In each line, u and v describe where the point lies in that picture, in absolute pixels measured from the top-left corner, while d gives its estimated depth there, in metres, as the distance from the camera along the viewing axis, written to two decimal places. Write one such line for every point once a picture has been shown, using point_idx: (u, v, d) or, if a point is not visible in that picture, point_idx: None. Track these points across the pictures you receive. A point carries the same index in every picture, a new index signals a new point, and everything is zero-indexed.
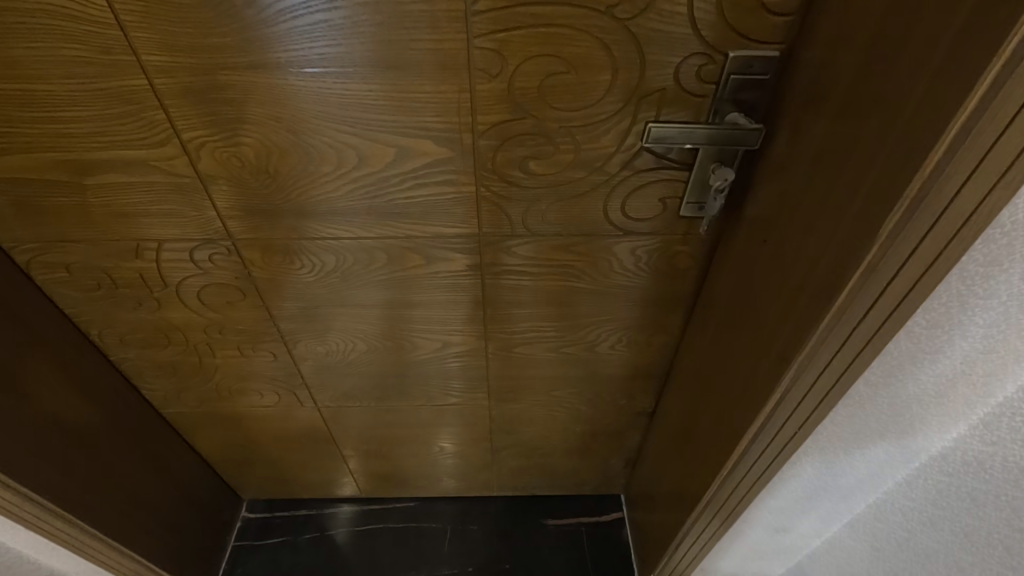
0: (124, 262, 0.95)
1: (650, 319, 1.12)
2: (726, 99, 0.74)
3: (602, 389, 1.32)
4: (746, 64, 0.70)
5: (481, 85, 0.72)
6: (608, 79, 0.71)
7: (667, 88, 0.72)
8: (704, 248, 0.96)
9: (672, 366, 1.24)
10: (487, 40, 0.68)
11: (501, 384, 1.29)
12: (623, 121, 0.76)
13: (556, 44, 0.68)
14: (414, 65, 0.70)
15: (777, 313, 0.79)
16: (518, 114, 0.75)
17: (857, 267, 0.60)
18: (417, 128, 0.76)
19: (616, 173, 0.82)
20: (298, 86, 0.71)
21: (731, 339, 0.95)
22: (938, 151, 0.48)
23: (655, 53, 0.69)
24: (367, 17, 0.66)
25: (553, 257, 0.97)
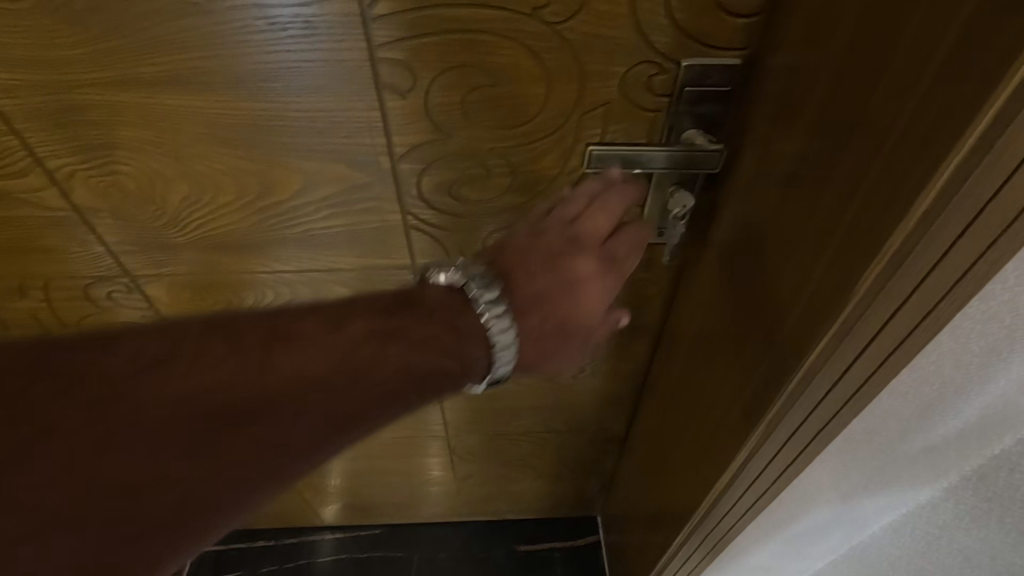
0: (10, 301, 0.83)
1: (615, 346, 1.02)
2: (682, 113, 0.63)
3: (570, 417, 1.23)
4: (703, 74, 0.60)
5: (393, 103, 0.61)
6: (544, 92, 0.60)
7: (612, 101, 0.62)
8: (669, 271, 0.87)
9: (643, 394, 1.14)
10: (393, 50, 0.57)
11: (458, 411, 1.20)
12: (566, 140, 0.65)
13: (477, 52, 0.57)
14: (311, 78, 0.59)
15: (748, 356, 0.69)
16: (442, 134, 0.64)
17: (833, 320, 0.50)
18: (327, 151, 0.65)
19: None
20: (225, 105, 0.60)
21: (702, 375, 0.85)
22: (926, 196, 0.39)
23: (595, 61, 0.58)
24: (313, 23, 0.55)
25: None
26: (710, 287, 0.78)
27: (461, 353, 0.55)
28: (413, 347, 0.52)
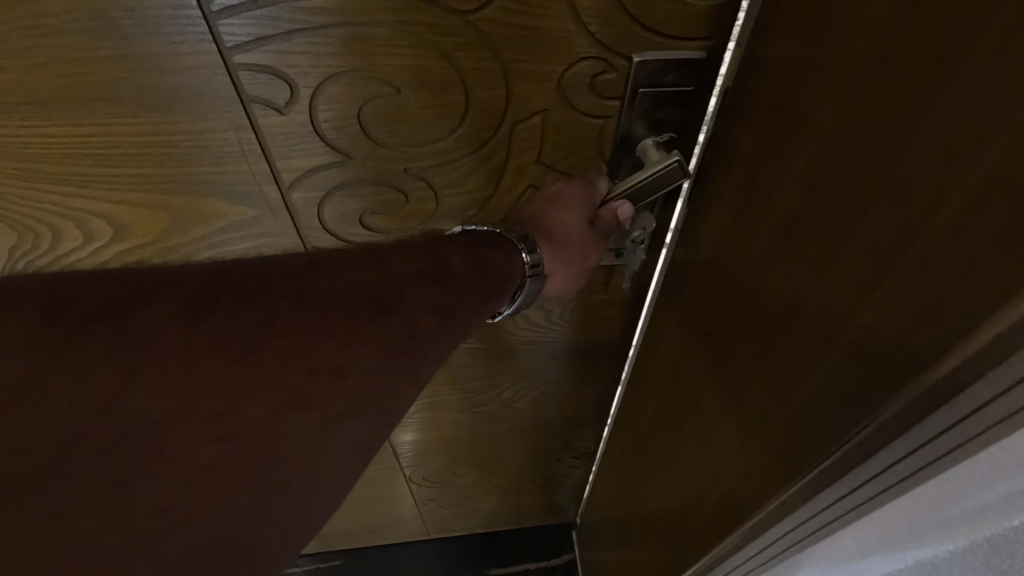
0: None
1: (574, 368, 0.92)
2: (636, 118, 0.51)
3: (532, 438, 1.13)
4: (661, 71, 0.48)
5: (267, 119, 0.47)
6: (462, 100, 0.48)
7: (549, 108, 0.49)
8: (630, 292, 0.76)
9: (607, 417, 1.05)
10: (253, 53, 0.43)
11: (410, 440, 1.08)
12: (496, 155, 0.53)
13: (370, 52, 0.44)
14: (171, 91, 0.44)
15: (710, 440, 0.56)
16: (339, 155, 0.51)
17: (817, 432, 0.38)
18: (194, 182, 0.51)
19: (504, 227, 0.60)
20: (58, 126, 0.45)
21: (661, 433, 0.72)
22: (993, 321, 0.26)
23: (522, 60, 0.45)
24: (163, 16, 0.40)
25: None
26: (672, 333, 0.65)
27: (496, 266, 0.49)
28: (464, 249, 0.47)
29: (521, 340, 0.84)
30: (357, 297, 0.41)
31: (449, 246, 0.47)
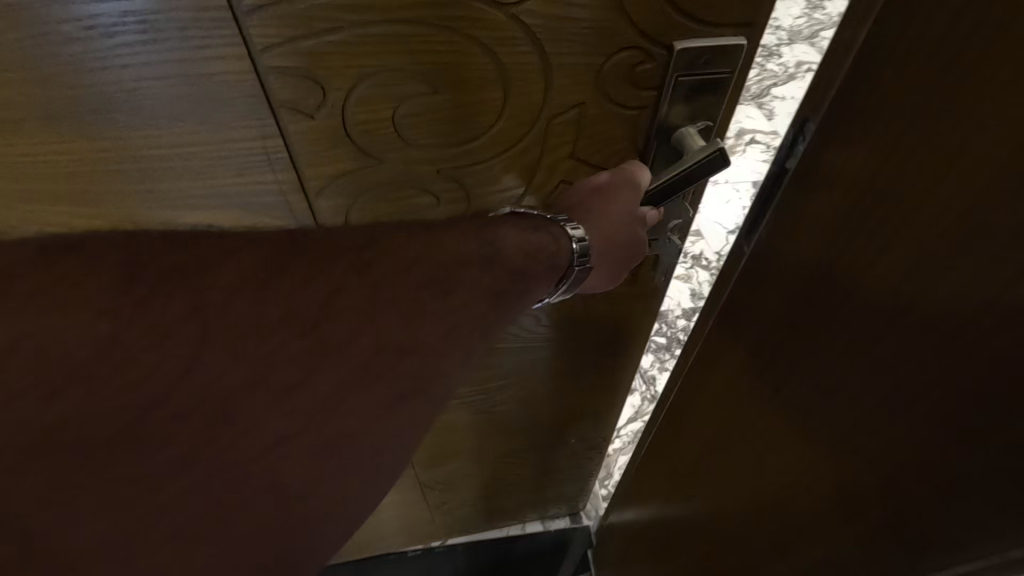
0: None
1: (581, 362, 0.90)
2: (676, 110, 0.51)
3: (535, 436, 1.12)
4: (700, 59, 0.47)
5: (296, 125, 0.44)
6: (500, 96, 0.46)
7: (586, 101, 0.48)
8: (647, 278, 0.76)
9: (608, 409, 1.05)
10: (285, 55, 0.40)
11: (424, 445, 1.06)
12: (531, 152, 0.51)
13: (408, 50, 0.41)
14: (194, 101, 0.41)
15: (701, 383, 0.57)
16: (370, 159, 0.48)
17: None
18: (217, 196, 0.48)
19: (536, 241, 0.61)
20: (70, 142, 0.42)
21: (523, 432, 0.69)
22: None
23: (563, 52, 0.44)
24: (190, 19, 0.37)
25: None
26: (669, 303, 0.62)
27: (545, 255, 0.48)
28: (513, 232, 0.46)
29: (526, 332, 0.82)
30: (415, 281, 0.39)
31: (493, 226, 0.46)
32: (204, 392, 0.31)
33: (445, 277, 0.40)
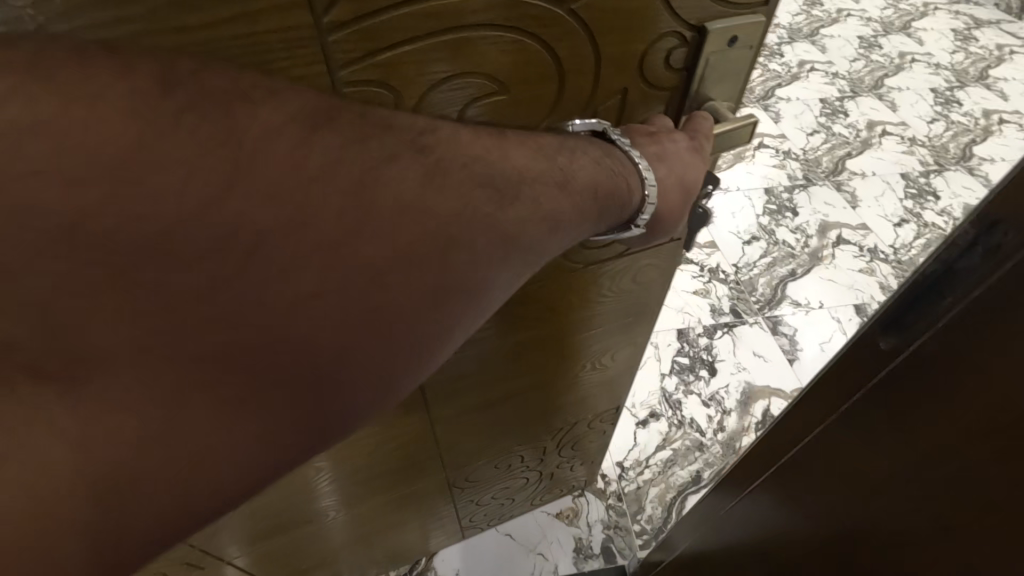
0: None
1: (579, 353, 0.68)
2: (707, 79, 0.50)
3: (527, 446, 0.84)
4: (731, 37, 0.47)
5: None
6: (553, 96, 0.45)
7: (629, 89, 0.48)
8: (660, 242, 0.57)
9: (598, 407, 0.84)
10: (354, 73, 0.37)
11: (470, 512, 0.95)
12: None
13: (475, 55, 0.40)
14: None
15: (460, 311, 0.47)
16: None
17: None
18: None
19: (599, 257, 0.54)
20: None
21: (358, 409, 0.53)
22: None
23: (614, 44, 0.44)
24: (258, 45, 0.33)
25: (512, 368, 0.64)
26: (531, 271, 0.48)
27: (622, 191, 0.43)
28: (593, 167, 0.40)
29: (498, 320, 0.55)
30: (480, 190, 0.32)
31: (568, 153, 0.39)
32: (230, 225, 0.26)
33: (511, 188, 0.34)
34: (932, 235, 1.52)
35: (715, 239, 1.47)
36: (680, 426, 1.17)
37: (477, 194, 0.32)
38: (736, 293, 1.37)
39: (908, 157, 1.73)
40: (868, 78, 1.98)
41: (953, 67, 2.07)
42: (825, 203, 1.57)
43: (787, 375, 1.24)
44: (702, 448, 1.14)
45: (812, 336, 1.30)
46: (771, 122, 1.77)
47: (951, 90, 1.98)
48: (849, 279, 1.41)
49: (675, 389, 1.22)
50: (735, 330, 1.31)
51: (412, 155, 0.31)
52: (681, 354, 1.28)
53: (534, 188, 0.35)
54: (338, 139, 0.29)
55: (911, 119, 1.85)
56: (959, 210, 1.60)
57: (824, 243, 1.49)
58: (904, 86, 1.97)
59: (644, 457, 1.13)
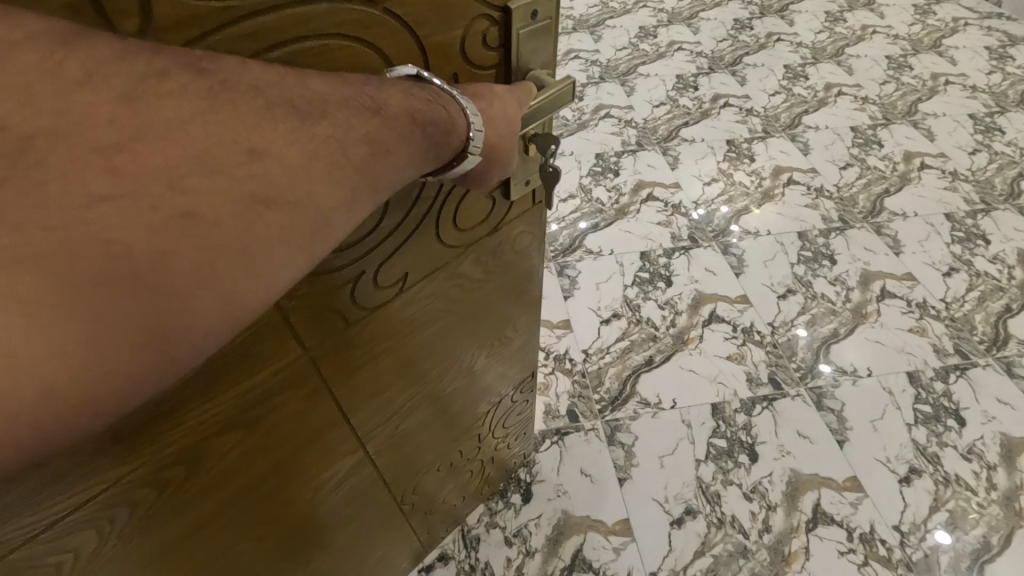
0: None
1: (487, 328, 0.72)
2: (525, 51, 0.46)
3: (463, 440, 0.84)
4: (531, 11, 0.44)
5: None
6: None
7: (458, 74, 0.43)
8: (525, 202, 0.63)
9: (522, 381, 0.88)
10: None
11: (430, 530, 0.91)
12: None
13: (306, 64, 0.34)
14: None
15: (320, 283, 0.47)
16: None
17: None
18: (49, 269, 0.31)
19: (458, 232, 0.57)
20: None
21: (252, 410, 0.50)
22: None
23: (431, 33, 0.40)
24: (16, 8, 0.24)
25: (423, 364, 0.66)
26: (398, 236, 0.51)
27: (445, 118, 0.35)
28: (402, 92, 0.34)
29: (392, 313, 0.57)
30: (278, 108, 0.28)
31: (398, 86, 0.34)
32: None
33: (312, 110, 0.29)
34: (986, 286, 1.34)
35: (747, 294, 1.32)
36: (720, 525, 0.97)
37: (273, 112, 0.28)
38: (774, 359, 1.20)
39: (950, 193, 1.59)
40: (901, 104, 1.93)
41: (991, 90, 1.99)
42: (864, 249, 1.43)
43: (837, 462, 1.03)
44: (746, 553, 0.94)
45: (861, 411, 1.11)
46: (799, 154, 1.72)
47: (992, 116, 1.86)
48: (899, 339, 1.23)
49: (712, 479, 1.02)
50: (775, 405, 1.12)
51: (190, 84, 0.26)
52: (717, 436, 1.08)
53: (351, 109, 0.31)
54: (92, 86, 0.24)
55: (949, 150, 1.73)
56: (1013, 254, 1.41)
57: (868, 296, 1.32)
58: (941, 112, 1.88)
59: (681, 568, 0.93)
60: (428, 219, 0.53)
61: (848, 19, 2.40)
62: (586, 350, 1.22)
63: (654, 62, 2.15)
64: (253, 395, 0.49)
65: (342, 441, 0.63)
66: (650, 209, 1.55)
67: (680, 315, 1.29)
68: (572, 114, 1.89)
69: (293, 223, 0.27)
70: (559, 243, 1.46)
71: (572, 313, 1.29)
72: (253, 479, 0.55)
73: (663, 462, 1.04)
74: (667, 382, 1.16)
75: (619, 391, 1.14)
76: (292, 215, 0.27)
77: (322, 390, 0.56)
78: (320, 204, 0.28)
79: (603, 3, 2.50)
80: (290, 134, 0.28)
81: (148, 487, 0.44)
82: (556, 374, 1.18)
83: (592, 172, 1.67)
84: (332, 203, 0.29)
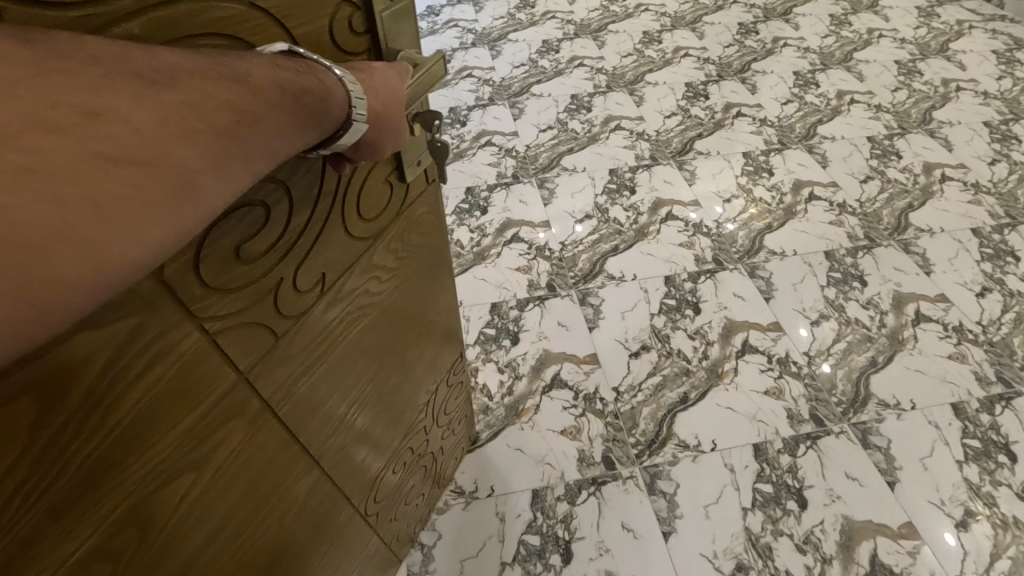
0: None
1: (408, 316, 0.71)
2: (387, 32, 0.49)
3: (412, 435, 0.83)
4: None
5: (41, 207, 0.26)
6: None
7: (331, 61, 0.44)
8: (419, 182, 0.64)
9: (447, 365, 0.88)
10: None
11: (395, 538, 0.88)
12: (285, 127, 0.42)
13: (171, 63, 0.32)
14: None
15: (241, 297, 0.44)
16: None
17: None
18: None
19: (367, 220, 0.57)
20: None
21: (197, 446, 0.44)
22: None
23: (302, 24, 0.40)
24: None
25: (362, 361, 0.64)
26: (309, 235, 0.49)
27: (323, 88, 0.34)
28: (264, 62, 0.32)
29: (321, 314, 0.54)
30: (118, 76, 0.25)
31: (258, 59, 0.32)
32: None
33: (157, 76, 0.26)
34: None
35: (779, 321, 1.27)
36: None
37: (113, 79, 0.25)
38: (814, 393, 1.14)
39: (974, 207, 1.55)
40: (915, 112, 1.89)
41: (1003, 95, 1.96)
42: (894, 269, 1.38)
43: (889, 506, 0.98)
44: None
45: (909, 448, 1.06)
46: (819, 167, 1.67)
47: (1007, 123, 1.83)
48: (938, 366, 1.19)
49: (762, 531, 0.96)
50: (819, 443, 1.07)
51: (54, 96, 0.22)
52: (762, 480, 1.02)
53: (201, 76, 0.28)
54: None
55: (968, 160, 1.70)
56: None
57: (903, 320, 1.27)
58: (955, 120, 1.85)
59: None
60: (334, 211, 0.51)
61: (853, 22, 2.35)
62: (617, 389, 1.15)
63: (661, 69, 2.08)
64: (196, 429, 0.43)
65: (303, 460, 0.58)
66: (670, 229, 1.49)
67: (712, 346, 1.22)
68: (581, 127, 1.81)
69: (155, 182, 0.24)
70: (579, 268, 1.39)
71: (598, 346, 1.22)
72: (216, 524, 0.48)
73: (708, 513, 0.98)
74: (705, 421, 1.10)
75: (655, 433, 1.08)
76: (148, 175, 0.24)
77: (265, 410, 0.51)
78: (179, 161, 0.25)
79: (603, 7, 2.42)
80: (130, 95, 0.25)
81: (104, 561, 0.38)
82: (587, 416, 1.11)
83: (607, 190, 1.59)
84: (196, 162, 0.26)
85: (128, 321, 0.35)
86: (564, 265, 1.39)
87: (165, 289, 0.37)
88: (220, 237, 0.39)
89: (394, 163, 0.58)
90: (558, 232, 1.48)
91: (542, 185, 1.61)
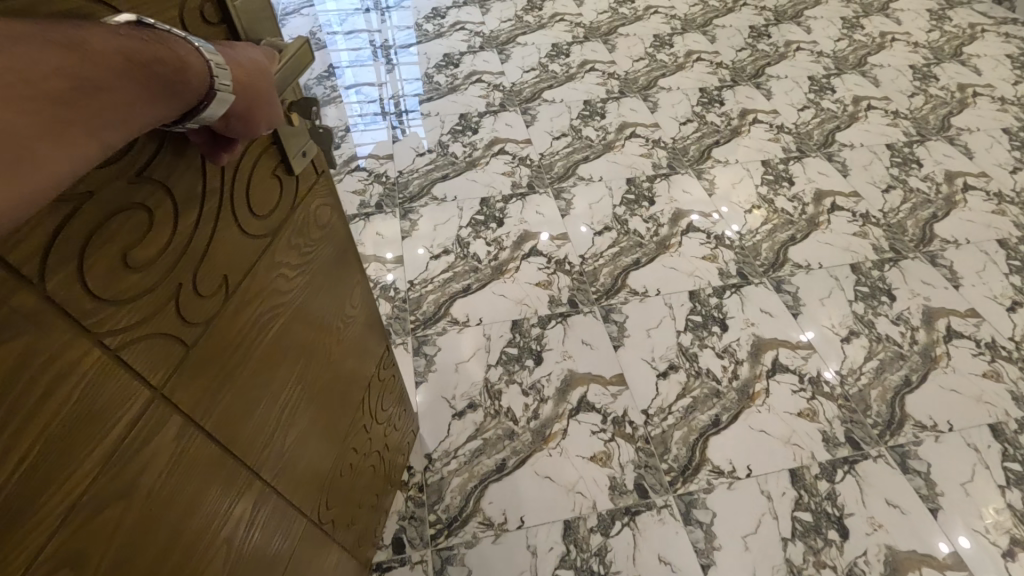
0: None
1: (327, 313, 0.67)
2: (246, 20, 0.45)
3: (351, 438, 0.79)
4: None
5: None
6: None
7: None
8: (309, 174, 0.59)
9: (374, 361, 0.84)
10: None
11: (352, 548, 0.85)
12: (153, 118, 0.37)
13: None
14: None
15: (142, 306, 0.39)
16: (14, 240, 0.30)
17: None
18: None
19: (261, 216, 0.52)
20: None
21: (124, 470, 0.39)
22: None
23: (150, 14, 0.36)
24: None
25: (285, 364, 0.59)
26: (203, 235, 0.44)
27: (176, 61, 0.31)
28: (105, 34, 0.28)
29: (230, 319, 0.50)
30: None
31: (101, 30, 0.28)
32: None
33: None
34: None
35: (812, 341, 1.23)
36: None
37: None
38: (848, 415, 1.11)
39: (998, 217, 1.52)
40: (933, 118, 1.86)
41: (1020, 101, 1.94)
42: (923, 282, 1.35)
43: (931, 535, 0.96)
44: None
45: (950, 473, 1.03)
46: (839, 176, 1.64)
47: None
48: (974, 387, 1.16)
49: (805, 563, 0.93)
50: (857, 468, 1.03)
51: None
52: (801, 508, 0.99)
53: (21, 41, 0.24)
54: None
55: (990, 168, 1.67)
56: None
57: (935, 337, 1.24)
58: (974, 127, 1.82)
59: None
60: (224, 208, 0.46)
61: (865, 26, 2.32)
62: (646, 411, 1.11)
63: (673, 74, 2.04)
64: (120, 452, 0.39)
65: (243, 473, 0.54)
66: (692, 241, 1.45)
67: (741, 365, 1.19)
68: (596, 134, 1.77)
69: None
70: (601, 283, 1.34)
71: (624, 366, 1.18)
72: (160, 552, 0.44)
73: (749, 544, 0.95)
74: (739, 445, 1.06)
75: (688, 459, 1.04)
76: None
77: (190, 425, 0.46)
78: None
79: (612, 9, 2.37)
80: None
81: None
82: (617, 441, 1.07)
83: (625, 201, 1.55)
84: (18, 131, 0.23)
85: (16, 344, 0.31)
86: (585, 280, 1.35)
87: (53, 306, 0.33)
88: (104, 245, 0.35)
89: (281, 157, 0.53)
90: (578, 245, 1.43)
91: (559, 196, 1.56)
